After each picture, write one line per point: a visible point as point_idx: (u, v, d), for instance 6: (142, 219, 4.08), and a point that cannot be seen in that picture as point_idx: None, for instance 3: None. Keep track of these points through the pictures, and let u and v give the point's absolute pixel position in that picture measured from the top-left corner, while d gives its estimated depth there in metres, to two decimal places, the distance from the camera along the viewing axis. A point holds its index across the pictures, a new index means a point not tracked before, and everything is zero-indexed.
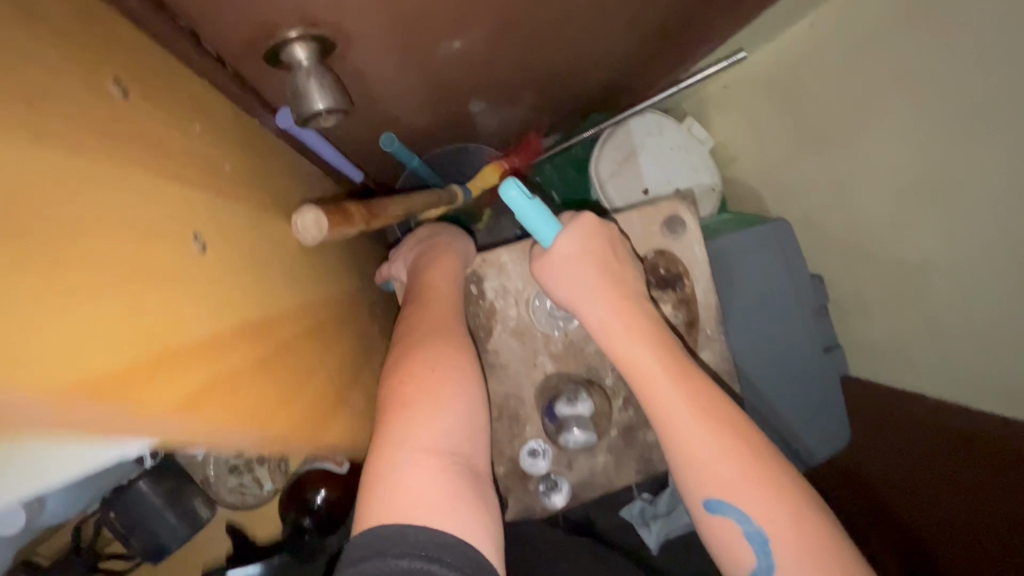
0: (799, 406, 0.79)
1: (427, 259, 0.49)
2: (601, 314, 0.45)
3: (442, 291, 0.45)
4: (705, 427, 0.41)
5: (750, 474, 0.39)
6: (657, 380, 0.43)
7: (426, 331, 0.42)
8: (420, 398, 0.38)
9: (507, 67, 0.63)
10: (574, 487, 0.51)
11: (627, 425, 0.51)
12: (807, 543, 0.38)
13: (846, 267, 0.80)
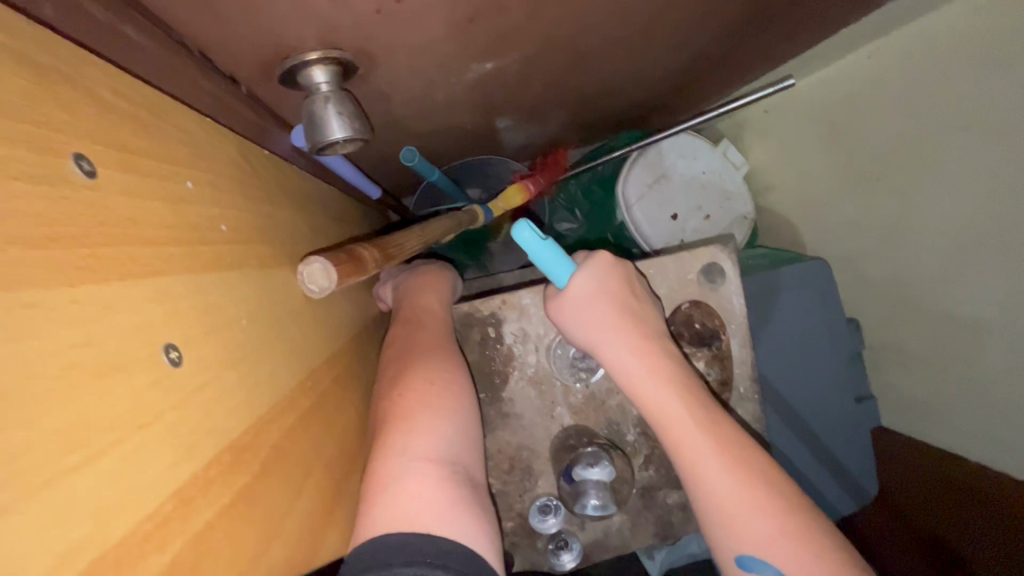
0: (827, 458, 0.75)
1: (413, 291, 0.46)
2: (620, 350, 0.41)
3: (435, 310, 0.44)
4: (729, 473, 0.38)
5: (788, 526, 0.35)
6: (677, 416, 0.40)
7: (421, 350, 0.40)
8: (417, 410, 0.35)
9: (543, 84, 0.59)
10: (585, 547, 0.47)
11: (648, 485, 0.48)
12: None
13: (877, 315, 0.76)
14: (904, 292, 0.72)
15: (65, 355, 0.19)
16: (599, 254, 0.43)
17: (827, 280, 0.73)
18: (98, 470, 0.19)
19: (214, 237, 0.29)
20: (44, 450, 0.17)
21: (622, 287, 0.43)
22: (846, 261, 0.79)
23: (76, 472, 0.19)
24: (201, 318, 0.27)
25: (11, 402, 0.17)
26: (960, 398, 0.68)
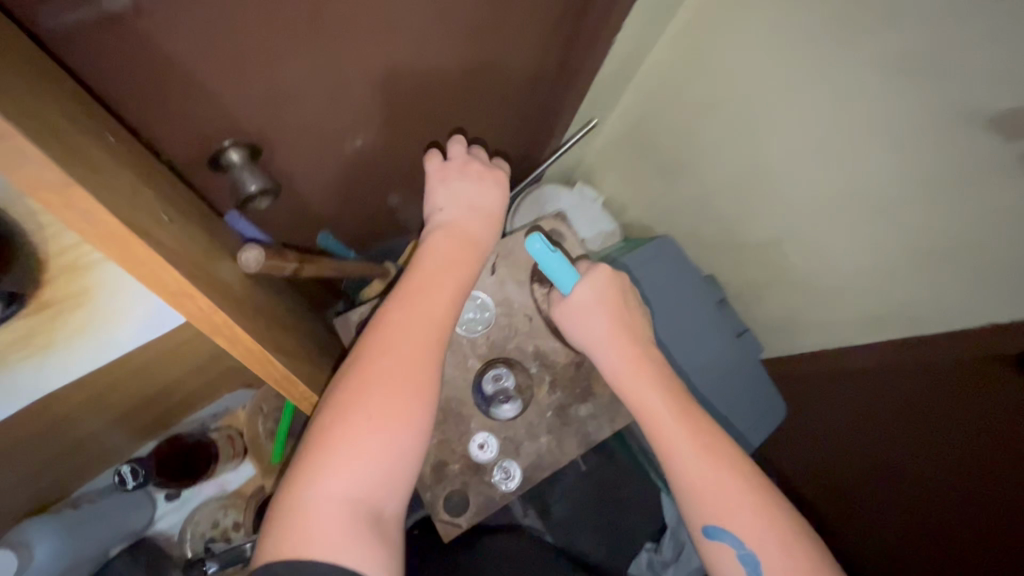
0: (731, 393, 0.89)
1: (452, 241, 0.54)
2: (600, 347, 0.55)
3: (410, 317, 0.49)
4: (704, 460, 0.52)
5: (742, 501, 0.50)
6: (661, 417, 0.53)
7: (376, 372, 0.46)
8: (341, 445, 0.44)
9: (413, 158, 0.79)
10: (525, 471, 0.57)
11: (558, 405, 0.59)
12: (790, 547, 0.49)
13: (729, 267, 0.95)
14: (733, 245, 0.91)
15: (107, 181, 0.31)
16: (598, 269, 0.56)
17: (676, 249, 0.92)
18: (129, 206, 0.31)
19: (186, 224, 0.42)
20: (100, 184, 0.30)
21: (614, 305, 0.57)
22: (691, 236, 0.99)
23: (119, 201, 0.30)
24: (193, 246, 0.39)
25: (82, 157, 0.30)
26: (806, 305, 0.85)
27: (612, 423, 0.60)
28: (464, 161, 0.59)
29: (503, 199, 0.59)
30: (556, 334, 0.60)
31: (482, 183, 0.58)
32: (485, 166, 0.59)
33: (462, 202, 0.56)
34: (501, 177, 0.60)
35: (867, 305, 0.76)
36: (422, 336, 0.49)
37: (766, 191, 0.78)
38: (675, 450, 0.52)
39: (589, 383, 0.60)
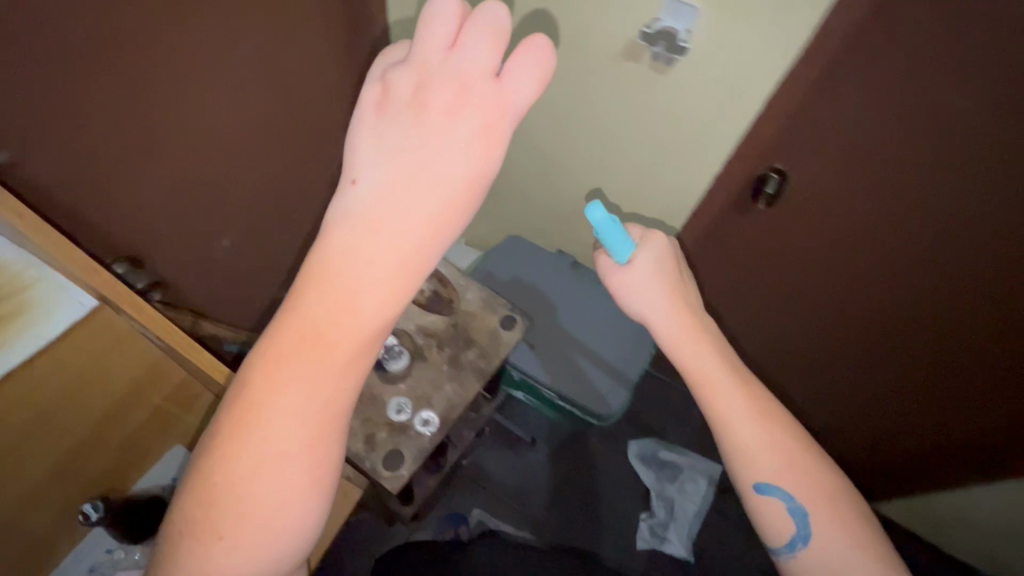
0: (606, 326, 1.11)
1: (389, 214, 0.39)
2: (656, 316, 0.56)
3: (286, 399, 0.38)
4: (758, 430, 0.54)
5: (788, 464, 0.54)
6: (724, 392, 0.54)
7: (258, 420, 0.38)
8: (221, 506, 0.37)
9: (279, 250, 0.94)
10: (442, 415, 0.68)
11: (449, 356, 0.72)
12: (831, 504, 0.54)
13: (568, 238, 1.17)
14: (562, 221, 1.13)
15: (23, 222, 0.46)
16: (655, 237, 0.58)
17: (520, 243, 1.16)
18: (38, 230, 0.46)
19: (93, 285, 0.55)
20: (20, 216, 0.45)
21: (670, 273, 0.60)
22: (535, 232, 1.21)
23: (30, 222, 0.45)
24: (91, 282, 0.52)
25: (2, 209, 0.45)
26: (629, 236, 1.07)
27: (497, 356, 0.74)
28: (433, 84, 0.41)
29: (494, 141, 0.41)
30: (427, 310, 0.76)
31: (448, 127, 0.40)
32: (469, 93, 0.41)
33: (402, 150, 0.40)
34: (490, 113, 0.41)
35: (656, 213, 0.99)
36: (308, 418, 0.38)
37: (553, 168, 1.02)
38: (734, 432, 0.54)
39: (468, 335, 0.75)
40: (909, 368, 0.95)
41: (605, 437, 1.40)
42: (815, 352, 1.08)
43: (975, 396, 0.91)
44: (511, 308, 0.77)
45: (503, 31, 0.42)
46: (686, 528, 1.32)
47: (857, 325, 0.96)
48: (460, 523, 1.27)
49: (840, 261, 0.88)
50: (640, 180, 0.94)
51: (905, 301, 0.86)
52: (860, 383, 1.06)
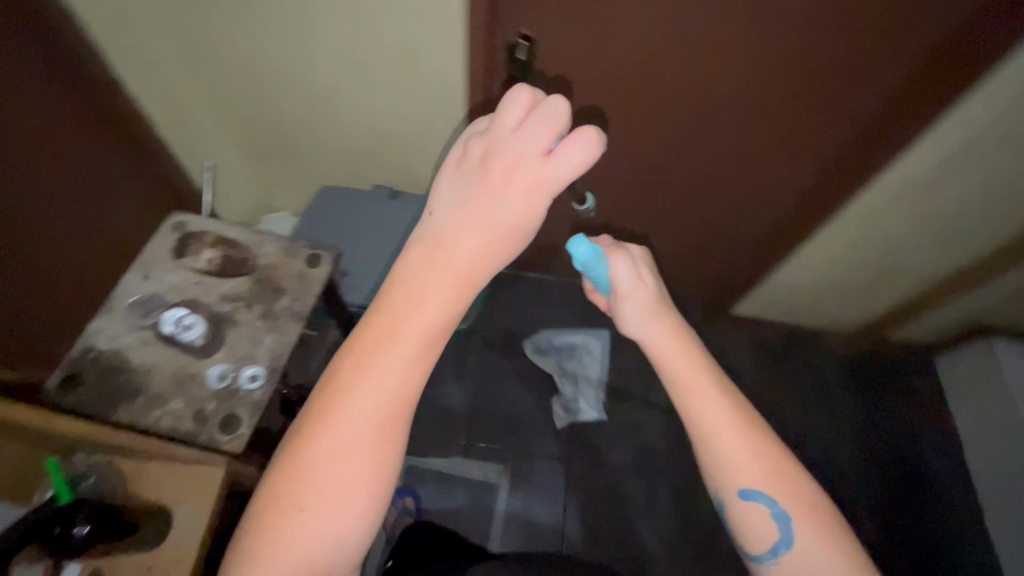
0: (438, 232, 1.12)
1: (452, 249, 0.49)
2: (648, 322, 0.58)
3: (369, 387, 0.46)
4: (739, 436, 0.53)
5: (769, 471, 0.53)
6: (706, 394, 0.54)
7: (341, 398, 0.46)
8: (306, 473, 0.45)
9: (63, 272, 0.88)
10: (268, 365, 0.68)
11: (261, 310, 0.72)
12: (808, 510, 0.52)
13: (378, 170, 1.20)
14: (364, 153, 1.16)
15: None
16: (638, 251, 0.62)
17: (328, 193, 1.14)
18: None
19: None
20: None
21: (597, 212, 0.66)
22: (347, 175, 1.23)
23: None
24: None
25: None
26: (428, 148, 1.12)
27: (309, 295, 0.74)
28: (506, 151, 0.50)
29: (538, 198, 0.49)
30: (224, 276, 0.74)
31: (504, 188, 0.49)
32: (523, 163, 0.49)
33: (466, 200, 0.50)
34: (532, 182, 0.49)
35: (436, 113, 1.04)
36: (384, 409, 0.46)
37: (327, 98, 1.05)
38: (724, 442, 0.53)
39: (274, 285, 0.74)
40: (718, 171, 1.13)
41: (498, 343, 1.50)
42: (638, 191, 1.22)
43: (764, 169, 1.11)
44: (313, 247, 0.77)
45: (557, 123, 0.50)
46: (594, 394, 1.45)
47: (662, 153, 1.10)
48: (407, 495, 1.29)
49: (611, 96, 0.98)
50: (403, 80, 0.98)
51: (686, 112, 1.00)
52: (692, 194, 1.21)
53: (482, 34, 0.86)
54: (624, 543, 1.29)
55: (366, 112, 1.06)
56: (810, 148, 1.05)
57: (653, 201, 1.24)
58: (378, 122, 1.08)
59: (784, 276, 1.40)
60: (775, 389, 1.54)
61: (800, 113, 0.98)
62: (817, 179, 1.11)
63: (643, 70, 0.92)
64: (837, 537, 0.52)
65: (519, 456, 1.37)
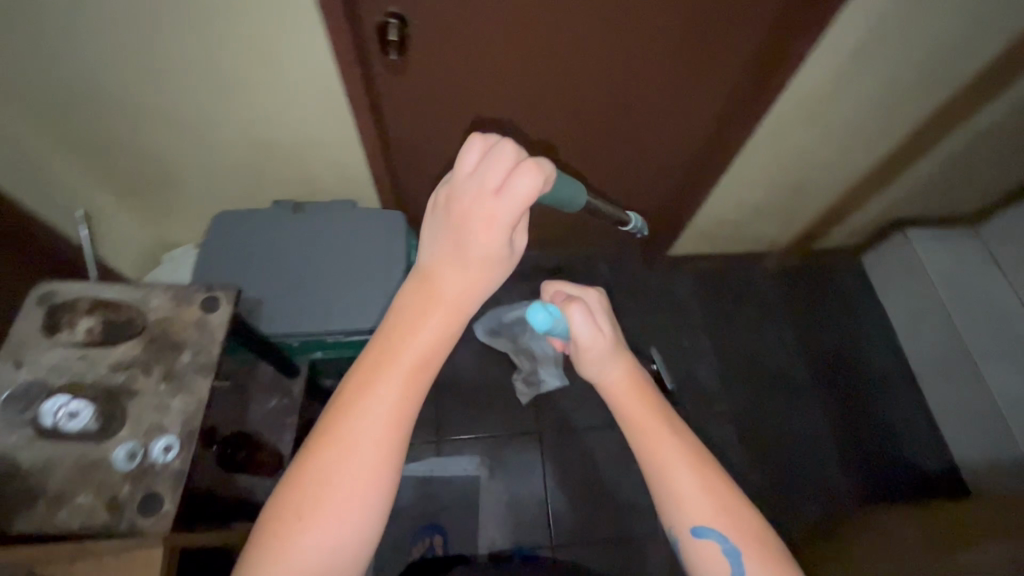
0: (349, 234, 1.03)
1: (437, 284, 0.46)
2: (606, 366, 0.59)
3: (376, 401, 0.43)
4: (689, 471, 0.52)
5: (718, 505, 0.50)
6: (657, 434, 0.53)
7: (352, 402, 0.43)
8: (312, 486, 0.42)
9: None
10: (180, 430, 0.62)
11: (161, 372, 0.65)
12: (761, 546, 0.49)
13: (275, 181, 1.11)
14: (254, 167, 1.07)
15: None
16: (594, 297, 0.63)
17: (221, 222, 1.02)
18: None
19: None
20: None
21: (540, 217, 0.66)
22: (244, 192, 1.13)
23: None
24: None
25: None
26: (322, 149, 1.04)
27: (214, 342, 0.68)
28: (457, 196, 0.45)
29: (493, 238, 0.44)
30: (112, 344, 0.66)
31: (465, 231, 0.44)
32: (471, 206, 0.44)
33: (438, 246, 0.46)
34: (487, 223, 0.43)
35: (321, 112, 0.95)
36: (389, 424, 0.43)
37: (194, 118, 0.94)
38: (673, 478, 0.51)
39: (172, 340, 0.67)
40: (627, 118, 1.11)
41: None
42: (552, 153, 1.19)
43: (673, 107, 1.09)
44: (207, 289, 0.70)
45: (506, 160, 0.44)
46: (552, 362, 1.45)
47: (567, 111, 1.07)
48: (438, 533, 1.24)
49: (499, 62, 0.93)
50: (273, 83, 0.89)
51: (578, 65, 0.96)
52: (608, 144, 1.18)
53: (342, 21, 0.78)
54: (607, 501, 1.31)
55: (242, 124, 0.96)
56: (722, 76, 1.03)
57: (569, 160, 1.22)
58: (259, 132, 0.98)
59: (711, 210, 1.42)
60: (721, 318, 1.60)
61: (696, 45, 0.95)
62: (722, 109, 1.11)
63: (524, 29, 0.88)
64: (789, 569, 0.49)
65: (489, 443, 1.36)
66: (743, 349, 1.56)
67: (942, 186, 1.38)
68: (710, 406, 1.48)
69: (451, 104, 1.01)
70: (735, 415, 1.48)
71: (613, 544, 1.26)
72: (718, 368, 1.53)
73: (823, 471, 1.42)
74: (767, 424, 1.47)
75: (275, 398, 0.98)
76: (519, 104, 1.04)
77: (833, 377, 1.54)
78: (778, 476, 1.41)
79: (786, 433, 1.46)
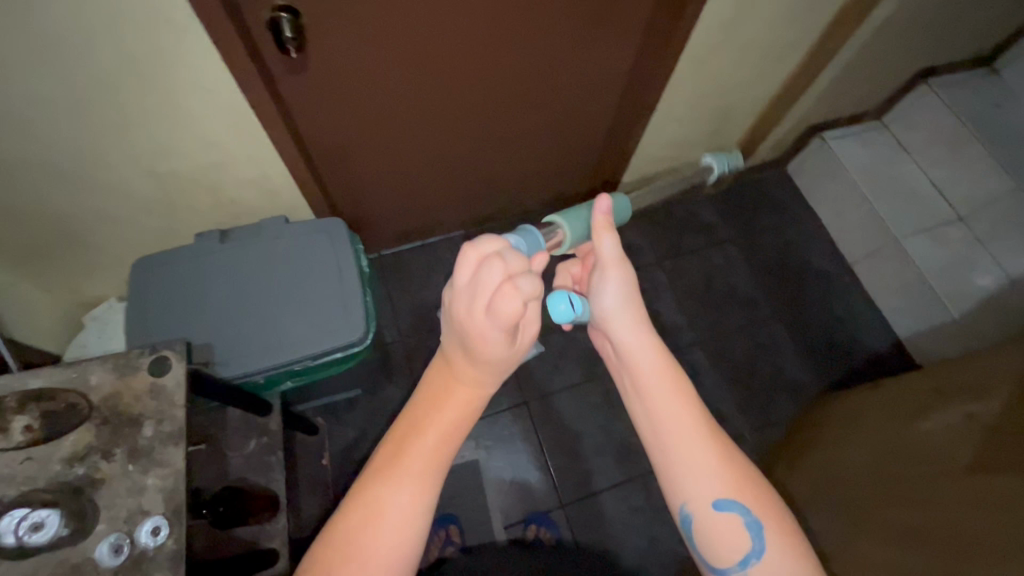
0: (295, 257, 0.96)
1: (455, 375, 0.55)
2: (614, 305, 0.65)
3: (410, 454, 0.51)
4: (705, 448, 0.56)
5: (733, 477, 0.55)
6: (672, 406, 0.57)
7: (386, 472, 0.50)
8: (344, 551, 0.47)
9: None
10: (165, 508, 0.57)
11: (125, 453, 0.59)
12: (774, 518, 0.54)
13: (193, 212, 1.01)
14: (165, 202, 0.96)
15: None
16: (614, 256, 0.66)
17: (142, 265, 0.93)
18: None
19: None
20: None
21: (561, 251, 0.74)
22: (161, 232, 1.03)
23: None
24: None
25: None
26: (238, 169, 0.96)
27: (176, 407, 0.62)
28: (457, 308, 0.51)
29: (494, 349, 0.51)
30: (58, 437, 0.59)
31: (469, 341, 0.51)
32: (469, 321, 0.50)
33: (456, 350, 0.54)
34: (486, 336, 0.50)
35: (226, 129, 0.86)
36: (420, 471, 0.50)
37: (79, 163, 0.83)
38: (691, 453, 0.55)
39: (127, 416, 0.61)
40: (550, 74, 1.08)
41: (413, 327, 1.44)
42: (483, 124, 1.16)
43: (593, 56, 1.07)
44: (151, 351, 0.64)
45: (489, 283, 0.48)
46: None
47: (488, 80, 1.03)
48: (450, 523, 1.25)
49: (408, 38, 0.87)
50: (163, 107, 0.79)
51: (490, 29, 0.92)
52: (536, 106, 1.16)
53: (227, 24, 0.70)
54: (603, 448, 1.36)
55: (138, 159, 0.86)
56: (638, 15, 1.01)
57: (501, 129, 1.20)
58: (161, 164, 0.88)
59: (645, 151, 1.43)
60: (672, 252, 1.65)
61: None
62: (639, 49, 1.10)
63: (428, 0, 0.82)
64: (798, 536, 0.54)
65: (480, 423, 1.36)
66: (698, 276, 1.62)
67: (848, 84, 1.46)
68: (678, 337, 1.54)
69: (367, 92, 0.95)
70: (701, 340, 1.54)
71: (616, 488, 1.32)
72: (678, 299, 1.59)
73: (789, 374, 1.52)
74: (733, 341, 1.55)
75: (253, 439, 0.93)
76: (438, 79, 0.98)
77: (782, 285, 1.63)
78: (751, 385, 1.50)
79: (750, 345, 1.55)
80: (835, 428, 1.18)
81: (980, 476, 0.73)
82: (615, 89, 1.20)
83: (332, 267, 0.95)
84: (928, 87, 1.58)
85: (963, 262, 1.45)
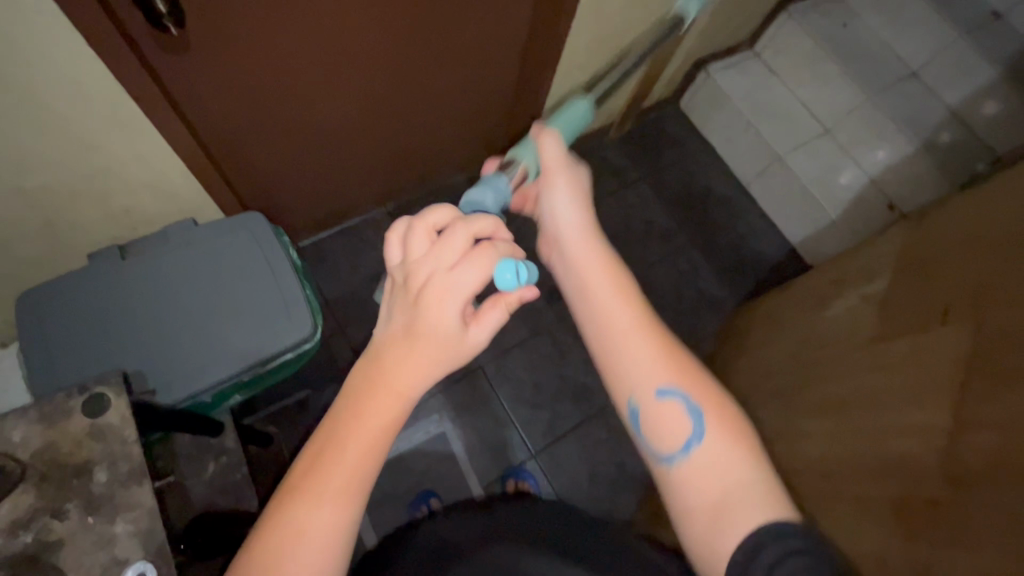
0: (207, 265, 0.87)
1: (389, 355, 0.51)
2: (563, 206, 0.71)
3: (352, 428, 0.49)
4: (649, 343, 0.61)
5: (674, 366, 0.60)
6: (617, 305, 0.63)
7: (318, 466, 0.48)
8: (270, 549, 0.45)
9: None
10: (145, 551, 0.52)
11: (79, 506, 0.52)
12: (716, 403, 0.58)
13: (79, 231, 0.88)
14: (42, 224, 0.83)
15: None
16: (575, 165, 0.72)
17: (29, 302, 0.80)
18: None
19: None
20: None
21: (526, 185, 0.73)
22: (46, 259, 0.89)
23: None
24: None
25: None
26: (123, 173, 0.84)
27: (129, 444, 0.55)
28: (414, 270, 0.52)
29: (446, 314, 0.50)
30: None
31: (421, 302, 0.51)
32: (426, 277, 0.51)
33: (403, 318, 0.52)
34: (439, 285, 0.50)
35: (102, 127, 0.75)
36: (362, 441, 0.49)
37: None
38: (634, 344, 0.61)
39: (71, 466, 0.54)
40: (452, 29, 1.03)
41: (352, 314, 1.38)
42: (387, 91, 1.09)
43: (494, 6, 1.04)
44: (81, 390, 0.56)
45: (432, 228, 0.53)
46: None
47: (386, 41, 0.96)
48: (432, 497, 1.25)
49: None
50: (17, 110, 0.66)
51: None
52: (439, 66, 1.11)
53: None
54: (561, 394, 1.42)
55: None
56: None
57: (405, 93, 1.13)
58: (27, 180, 0.75)
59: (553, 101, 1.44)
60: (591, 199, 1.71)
61: None
62: None
63: None
64: (740, 420, 0.58)
65: (440, 396, 1.36)
66: (617, 218, 1.70)
67: (724, 18, 1.55)
68: None
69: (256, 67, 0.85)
70: None
71: (580, 426, 1.40)
72: None
73: (711, 292, 1.67)
74: (658, 272, 1.66)
75: (211, 461, 0.87)
76: (334, 45, 0.90)
77: (693, 213, 1.76)
78: (679, 310, 1.63)
79: (674, 273, 1.67)
80: (758, 329, 1.32)
81: (881, 343, 0.87)
82: (518, 39, 1.18)
83: (256, 271, 0.88)
84: (788, 15, 1.73)
85: (834, 169, 1.66)
